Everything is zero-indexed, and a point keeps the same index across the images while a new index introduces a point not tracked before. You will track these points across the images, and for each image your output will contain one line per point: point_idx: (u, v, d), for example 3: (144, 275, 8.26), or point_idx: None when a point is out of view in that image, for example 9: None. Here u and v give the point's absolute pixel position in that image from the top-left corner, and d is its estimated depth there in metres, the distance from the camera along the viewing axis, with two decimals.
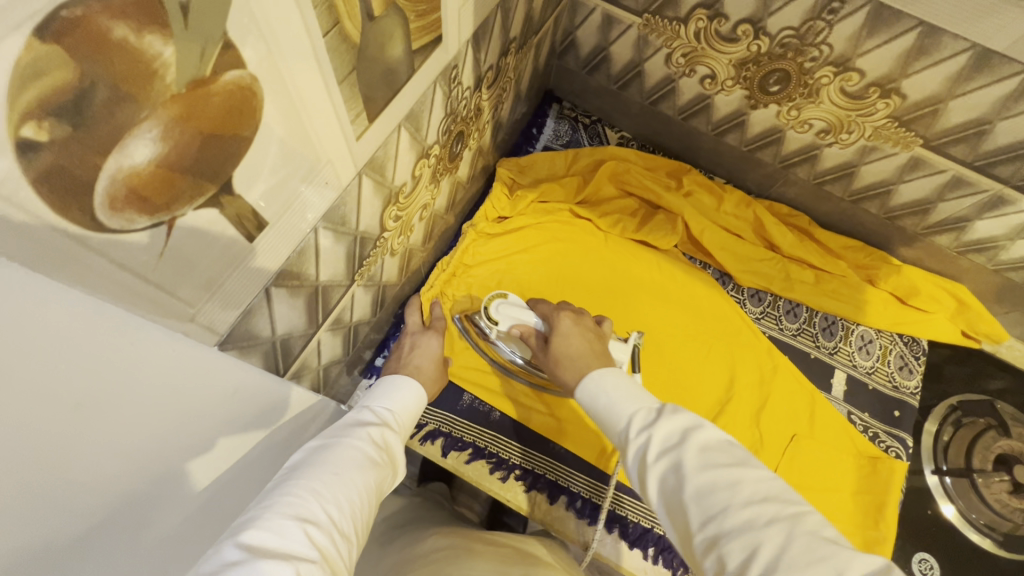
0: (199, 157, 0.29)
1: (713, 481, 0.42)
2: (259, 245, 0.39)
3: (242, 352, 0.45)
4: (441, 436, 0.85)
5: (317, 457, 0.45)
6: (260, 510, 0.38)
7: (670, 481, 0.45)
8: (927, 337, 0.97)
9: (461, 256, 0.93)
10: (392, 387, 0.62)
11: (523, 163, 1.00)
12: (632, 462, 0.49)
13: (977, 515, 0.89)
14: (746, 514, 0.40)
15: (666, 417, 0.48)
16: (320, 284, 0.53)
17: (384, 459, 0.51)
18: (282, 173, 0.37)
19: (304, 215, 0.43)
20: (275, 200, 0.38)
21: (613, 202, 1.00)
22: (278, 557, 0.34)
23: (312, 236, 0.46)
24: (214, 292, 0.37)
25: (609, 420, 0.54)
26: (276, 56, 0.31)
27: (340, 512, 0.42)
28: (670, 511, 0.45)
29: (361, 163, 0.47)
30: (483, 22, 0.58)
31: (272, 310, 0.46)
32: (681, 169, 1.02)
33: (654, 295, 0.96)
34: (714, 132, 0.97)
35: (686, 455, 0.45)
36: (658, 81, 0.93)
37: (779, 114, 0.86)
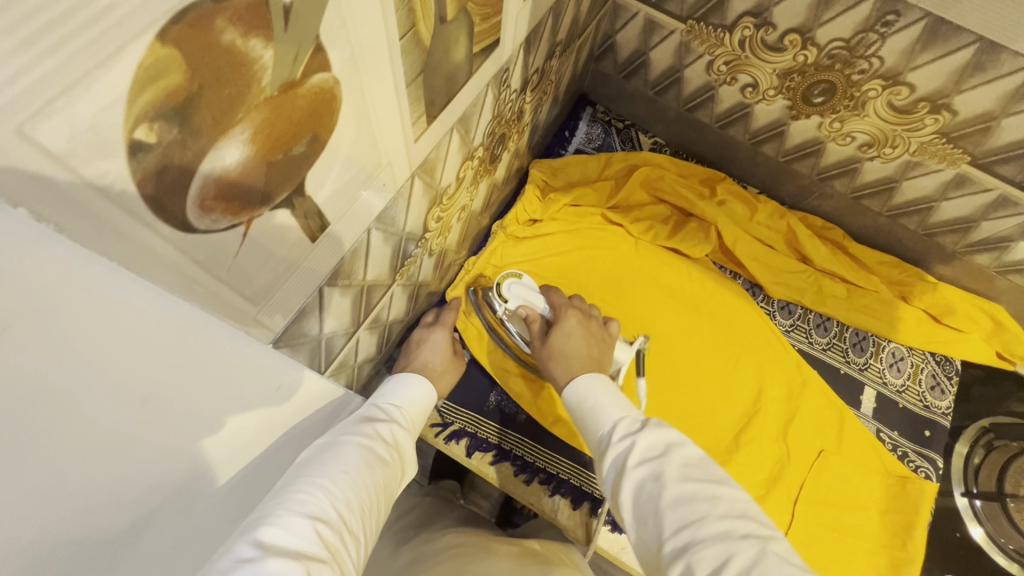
0: (277, 152, 0.28)
1: (693, 492, 0.43)
2: (320, 245, 0.39)
3: (293, 350, 0.45)
4: (466, 436, 0.85)
5: (327, 447, 0.42)
6: (268, 503, 0.34)
7: (647, 488, 0.45)
8: (960, 357, 0.96)
9: (490, 257, 0.92)
10: (396, 386, 0.59)
11: (554, 166, 1.00)
12: (608, 466, 0.49)
13: (1007, 540, 0.87)
14: (722, 528, 0.41)
15: (650, 426, 0.49)
16: (366, 284, 0.53)
17: (394, 454, 0.48)
18: (347, 175, 0.37)
19: (360, 216, 0.43)
20: (340, 199, 0.38)
21: (645, 208, 0.99)
22: (290, 559, 0.32)
23: (365, 237, 0.46)
24: (276, 291, 0.37)
25: (591, 423, 0.54)
26: (358, 60, 0.30)
27: (349, 511, 0.39)
28: (641, 521, 0.45)
29: (415, 164, 0.47)
30: (536, 25, 0.58)
31: (322, 309, 0.46)
32: (715, 177, 1.01)
33: (683, 304, 0.95)
34: (750, 141, 0.95)
35: (667, 466, 0.45)
36: (697, 88, 0.92)
37: (820, 126, 0.85)
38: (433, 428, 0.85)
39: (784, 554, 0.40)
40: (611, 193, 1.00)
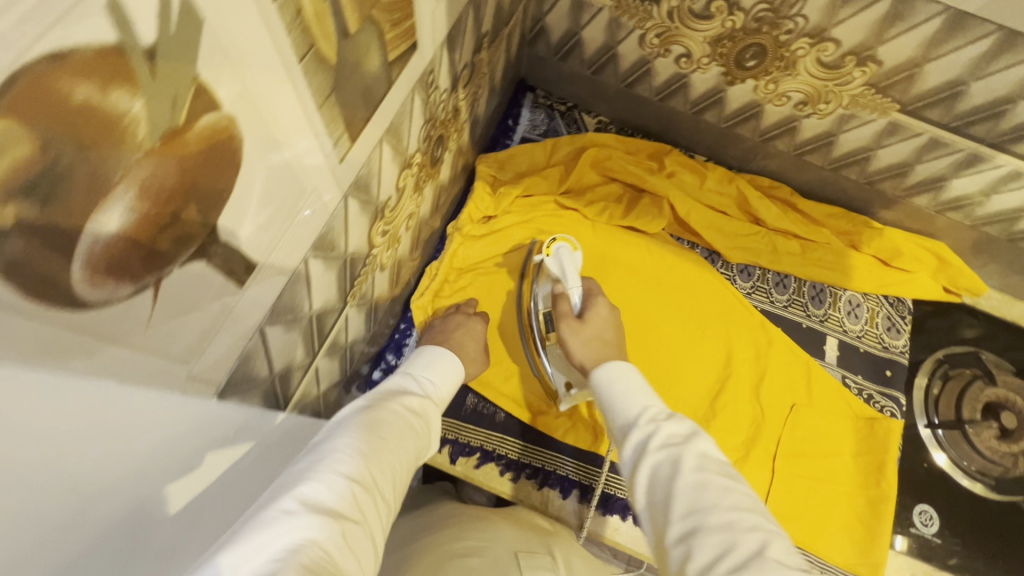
0: (169, 221, 0.26)
1: (705, 483, 0.46)
2: (250, 289, 0.37)
3: (241, 397, 0.43)
4: (447, 443, 0.84)
5: (363, 420, 0.51)
6: (316, 466, 0.44)
7: (664, 471, 0.49)
8: (910, 296, 1.00)
9: (449, 260, 0.91)
10: (432, 358, 0.69)
11: (502, 156, 0.98)
12: (629, 448, 0.53)
13: (968, 462, 0.92)
14: (729, 518, 0.43)
15: (671, 421, 0.53)
16: (314, 313, 0.51)
17: (421, 425, 0.56)
18: (268, 213, 0.35)
19: (294, 249, 0.41)
20: (268, 234, 0.36)
21: (598, 189, 0.99)
22: (327, 512, 0.40)
23: (302, 268, 0.44)
24: (207, 345, 0.35)
25: (617, 405, 0.58)
26: (251, 92, 0.28)
27: (379, 474, 0.47)
28: (652, 503, 0.48)
29: (346, 185, 0.45)
30: (456, 22, 0.56)
31: (268, 349, 0.44)
32: (662, 150, 1.02)
33: (646, 282, 0.96)
34: (692, 111, 0.96)
35: (685, 454, 0.49)
36: (633, 63, 0.91)
37: (756, 89, 0.86)
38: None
39: (779, 556, 0.40)
40: (564, 177, 0.98)
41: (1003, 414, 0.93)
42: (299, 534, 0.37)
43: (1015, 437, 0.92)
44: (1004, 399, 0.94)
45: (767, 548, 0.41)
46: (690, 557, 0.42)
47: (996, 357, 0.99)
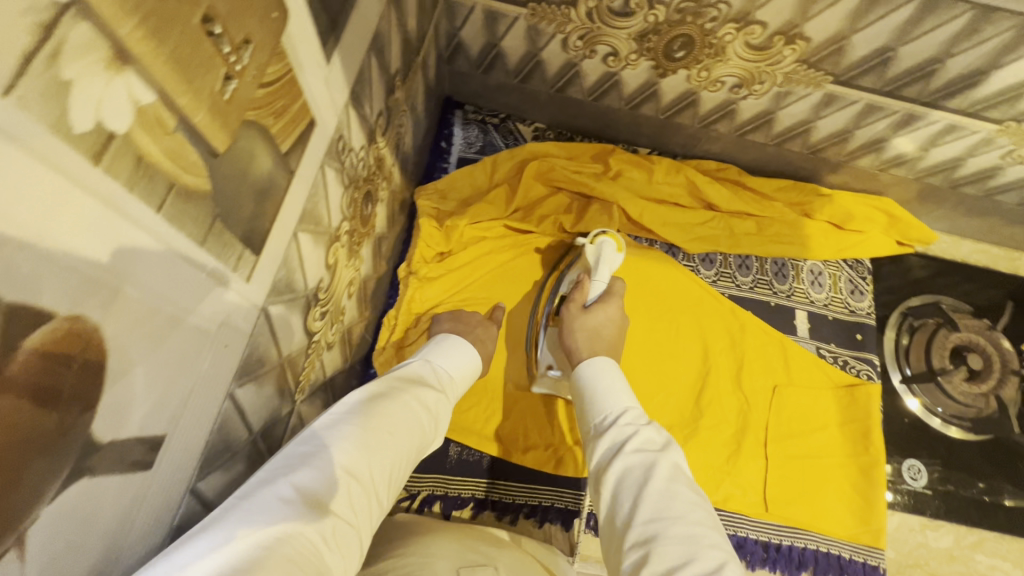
0: (15, 465, 0.21)
1: (673, 494, 0.48)
2: (162, 464, 0.31)
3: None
4: (437, 499, 0.80)
5: (380, 407, 0.47)
6: (319, 452, 0.40)
7: (636, 474, 0.50)
8: (867, 255, 1.01)
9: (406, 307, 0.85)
10: (449, 350, 0.64)
11: (440, 184, 0.92)
12: (603, 446, 0.55)
13: (943, 408, 0.94)
14: (689, 532, 0.45)
15: (650, 425, 0.55)
16: (256, 435, 0.45)
17: (430, 426, 0.53)
18: (163, 381, 0.29)
19: (211, 395, 0.35)
20: (170, 400, 0.30)
21: (547, 203, 0.94)
22: (322, 507, 0.37)
23: (228, 404, 0.38)
24: (122, 547, 0.29)
25: (599, 401, 0.61)
26: (99, 275, 0.23)
27: (383, 472, 0.44)
28: (616, 505, 0.50)
29: (261, 298, 0.39)
30: (358, 76, 0.50)
31: (206, 502, 0.38)
32: (605, 150, 0.98)
33: None
34: (628, 107, 0.92)
35: (659, 462, 0.50)
36: (560, 68, 0.86)
37: (689, 78, 0.83)
38: (403, 503, 0.79)
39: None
40: (510, 196, 0.93)
41: (968, 356, 0.96)
42: (291, 528, 0.35)
43: (983, 377, 0.95)
44: (968, 342, 0.97)
45: (722, 567, 0.42)
46: (643, 561, 0.44)
47: (954, 301, 1.01)
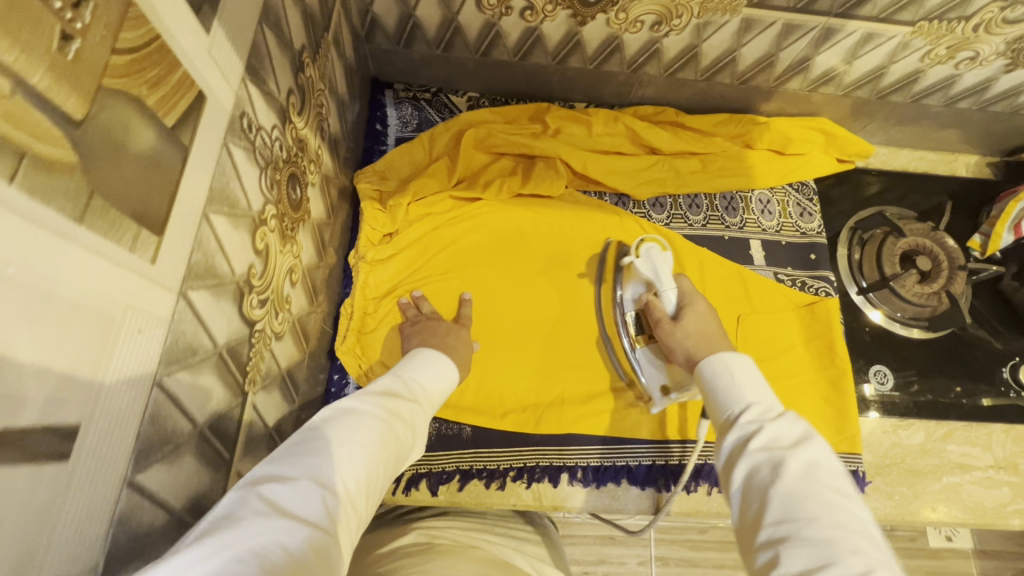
0: None
1: (810, 495, 0.44)
2: (80, 455, 0.30)
3: (136, 559, 0.37)
4: (422, 477, 0.80)
5: (351, 419, 0.47)
6: (286, 468, 0.40)
7: (764, 475, 0.47)
8: (812, 176, 1.03)
9: (363, 292, 0.85)
10: (426, 364, 0.64)
11: (377, 165, 0.91)
12: (731, 440, 0.53)
13: (901, 312, 0.97)
14: (828, 535, 0.41)
15: (776, 421, 0.52)
16: (204, 426, 0.44)
17: (411, 431, 0.53)
18: (60, 368, 0.28)
19: (132, 383, 0.34)
20: (78, 387, 0.30)
21: (489, 169, 0.94)
22: (295, 519, 0.37)
23: (157, 395, 0.37)
24: (46, 541, 0.28)
25: (722, 398, 0.58)
26: None
27: (360, 482, 0.43)
28: (746, 499, 0.48)
29: (175, 283, 0.38)
30: (252, 50, 0.48)
31: (152, 493, 0.38)
32: (541, 109, 0.98)
33: (568, 247, 0.93)
34: (555, 61, 0.91)
35: (789, 459, 0.47)
36: (480, 30, 0.85)
37: (609, 22, 0.82)
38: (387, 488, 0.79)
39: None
40: (449, 166, 0.92)
41: (918, 259, 0.98)
42: (261, 537, 0.34)
43: (933, 278, 0.97)
44: (914, 245, 0.99)
45: None
46: (775, 565, 0.42)
47: (898, 209, 1.04)
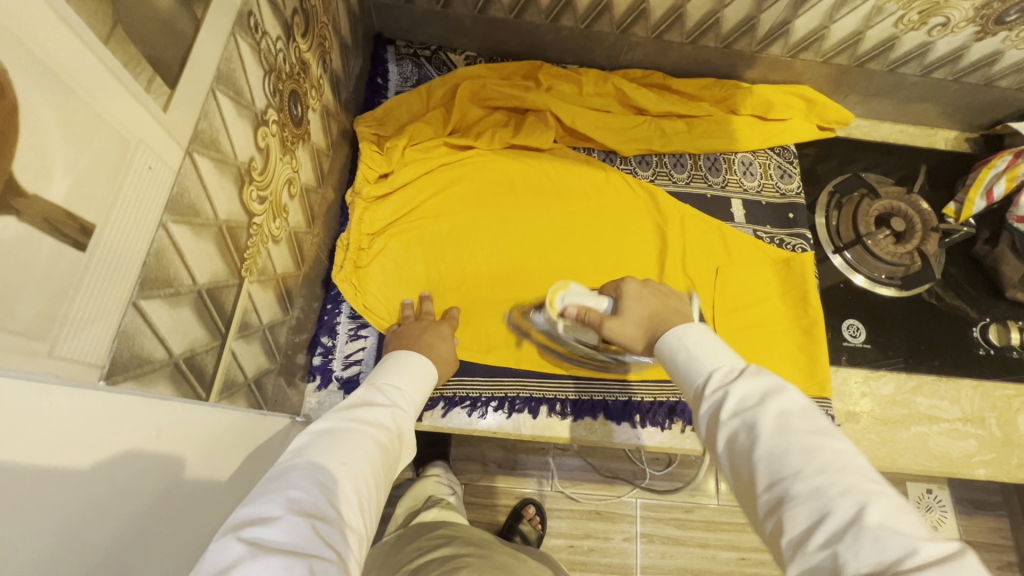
0: None
1: (798, 487, 0.37)
2: (121, 177, 0.33)
3: (168, 299, 0.40)
4: (471, 399, 0.78)
5: (330, 441, 0.48)
6: (262, 499, 0.41)
7: (749, 473, 0.41)
8: None
9: (546, 176, 0.91)
10: (402, 367, 0.64)
11: (642, 81, 0.97)
12: (704, 412, 0.47)
13: None
14: (822, 485, 0.36)
15: (747, 377, 0.46)
16: (221, 224, 0.47)
17: (387, 440, 0.53)
18: (113, 82, 0.32)
19: (151, 164, 0.36)
20: (139, 106, 0.34)
21: (737, 132, 0.96)
22: (280, 554, 0.37)
23: (188, 165, 0.41)
24: (82, 262, 0.31)
25: (686, 367, 0.51)
26: None
27: (349, 505, 0.44)
28: (736, 466, 0.42)
29: (193, 112, 0.41)
30: None
31: (181, 250, 0.41)
32: (821, 104, 0.98)
33: (744, 241, 0.91)
34: (855, 66, 0.93)
35: (768, 421, 0.41)
36: (805, 29, 0.86)
37: (930, 32, 0.85)
38: (490, 404, 0.79)
39: (894, 524, 0.33)
40: (705, 115, 0.96)
41: None
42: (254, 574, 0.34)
43: None
44: None
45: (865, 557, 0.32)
46: (786, 531, 0.36)
47: None
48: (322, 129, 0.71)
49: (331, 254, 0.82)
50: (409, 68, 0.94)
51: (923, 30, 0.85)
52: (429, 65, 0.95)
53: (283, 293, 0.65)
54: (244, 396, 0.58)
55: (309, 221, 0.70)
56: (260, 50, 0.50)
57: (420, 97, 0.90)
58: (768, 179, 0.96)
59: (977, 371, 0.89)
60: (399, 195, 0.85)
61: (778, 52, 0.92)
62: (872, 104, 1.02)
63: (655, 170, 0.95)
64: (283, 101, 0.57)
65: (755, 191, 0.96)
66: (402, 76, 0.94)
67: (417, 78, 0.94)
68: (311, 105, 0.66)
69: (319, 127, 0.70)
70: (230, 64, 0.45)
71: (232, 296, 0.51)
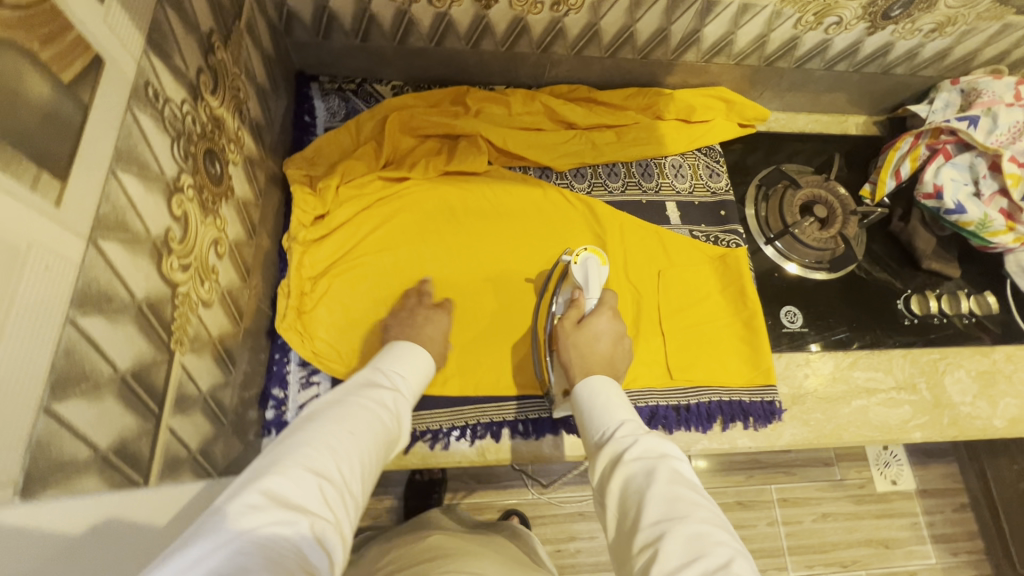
0: None
1: (673, 521, 0.47)
2: (14, 285, 0.32)
3: (85, 395, 0.39)
4: (431, 433, 0.79)
5: (340, 413, 0.52)
6: (278, 459, 0.45)
7: (633, 508, 0.50)
8: (991, 294, 0.98)
9: (485, 198, 0.91)
10: (402, 354, 0.68)
11: (568, 95, 0.99)
12: (605, 458, 0.56)
13: None
14: (694, 532, 0.46)
15: (649, 434, 0.55)
16: (141, 302, 0.46)
17: (386, 421, 0.57)
18: None
19: (47, 264, 0.35)
20: (30, 210, 0.33)
21: (664, 137, 0.99)
22: (290, 508, 0.41)
23: (93, 254, 0.39)
24: None
25: (598, 414, 0.61)
26: None
27: (352, 471, 0.48)
28: (624, 502, 0.51)
29: (93, 198, 0.39)
30: None
31: (95, 342, 0.40)
32: (739, 103, 1.03)
33: (680, 242, 0.95)
34: (765, 65, 0.98)
35: (660, 468, 0.51)
36: (713, 38, 0.91)
37: (826, 30, 0.91)
38: (451, 434, 0.79)
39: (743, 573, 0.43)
40: (632, 124, 0.99)
41: None
42: (264, 523, 0.39)
43: None
44: None
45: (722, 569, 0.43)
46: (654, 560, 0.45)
47: None
48: (247, 180, 0.70)
49: (274, 304, 0.80)
50: (337, 102, 0.93)
51: (819, 29, 0.90)
52: (356, 99, 0.94)
53: (224, 354, 0.63)
54: (191, 468, 0.56)
55: (242, 276, 0.68)
56: (164, 118, 0.49)
57: (349, 133, 0.89)
58: (698, 179, 1.00)
59: (904, 340, 0.96)
60: (337, 235, 0.83)
61: (694, 58, 0.96)
62: (787, 98, 1.08)
63: (591, 182, 0.97)
64: (198, 163, 0.56)
65: (687, 192, 0.99)
66: (329, 112, 0.93)
67: (345, 112, 0.93)
68: (230, 160, 0.64)
69: (242, 179, 0.68)
70: (131, 139, 0.44)
71: (162, 374, 0.49)
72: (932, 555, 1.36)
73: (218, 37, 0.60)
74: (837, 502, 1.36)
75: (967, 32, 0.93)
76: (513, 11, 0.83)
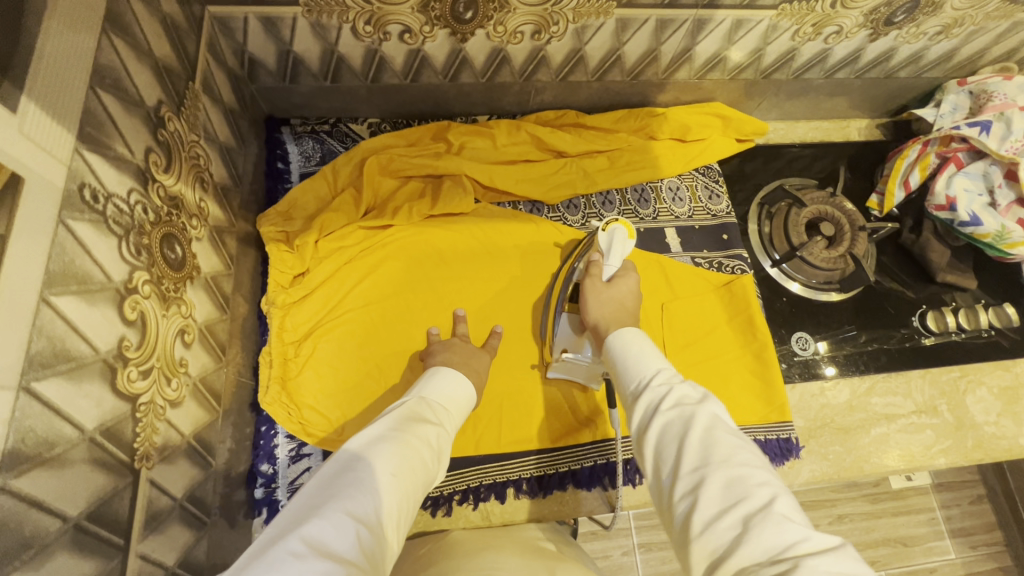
0: None
1: (713, 461, 0.43)
2: None
3: (28, 563, 0.35)
4: (431, 500, 0.74)
5: (384, 448, 0.48)
6: (322, 503, 0.42)
7: (669, 450, 0.46)
8: (1009, 306, 0.93)
9: (477, 235, 0.86)
10: (444, 381, 0.62)
11: (555, 122, 0.94)
12: (640, 410, 0.51)
13: None
14: (735, 472, 0.42)
15: (686, 384, 0.51)
16: (95, 434, 0.41)
17: (432, 458, 0.51)
18: None
19: None
20: None
21: (659, 158, 0.94)
22: (330, 560, 0.37)
23: (29, 402, 0.35)
24: None
25: (631, 369, 0.57)
26: None
27: (393, 517, 0.44)
28: (660, 449, 0.47)
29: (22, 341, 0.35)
30: None
31: (38, 500, 0.36)
32: (737, 117, 0.98)
33: (679, 270, 0.90)
34: (762, 77, 0.93)
35: (698, 411, 0.47)
36: (706, 57, 0.86)
37: (826, 40, 0.85)
38: (453, 499, 0.74)
39: (786, 512, 0.39)
40: (625, 147, 0.94)
41: None
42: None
43: None
44: None
45: (773, 503, 0.39)
46: (693, 505, 0.41)
47: None
48: (214, 251, 0.64)
49: (257, 374, 0.76)
50: (310, 145, 0.87)
51: (819, 39, 0.85)
52: (331, 140, 0.88)
53: (201, 450, 0.58)
54: None
55: (217, 358, 0.63)
56: (108, 219, 0.44)
57: (325, 180, 0.84)
58: (697, 201, 0.95)
59: (921, 359, 0.91)
60: (320, 292, 0.78)
61: (686, 75, 0.90)
62: (786, 107, 1.03)
63: (585, 214, 0.92)
64: (154, 254, 0.51)
65: (686, 217, 0.94)
66: (303, 156, 0.87)
67: (320, 155, 0.87)
68: (193, 237, 0.59)
69: (208, 253, 0.63)
70: (67, 257, 0.39)
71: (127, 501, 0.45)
72: (952, 550, 1.29)
73: (168, 107, 0.55)
74: (854, 502, 1.29)
75: (974, 32, 0.87)
76: (491, 43, 0.77)
